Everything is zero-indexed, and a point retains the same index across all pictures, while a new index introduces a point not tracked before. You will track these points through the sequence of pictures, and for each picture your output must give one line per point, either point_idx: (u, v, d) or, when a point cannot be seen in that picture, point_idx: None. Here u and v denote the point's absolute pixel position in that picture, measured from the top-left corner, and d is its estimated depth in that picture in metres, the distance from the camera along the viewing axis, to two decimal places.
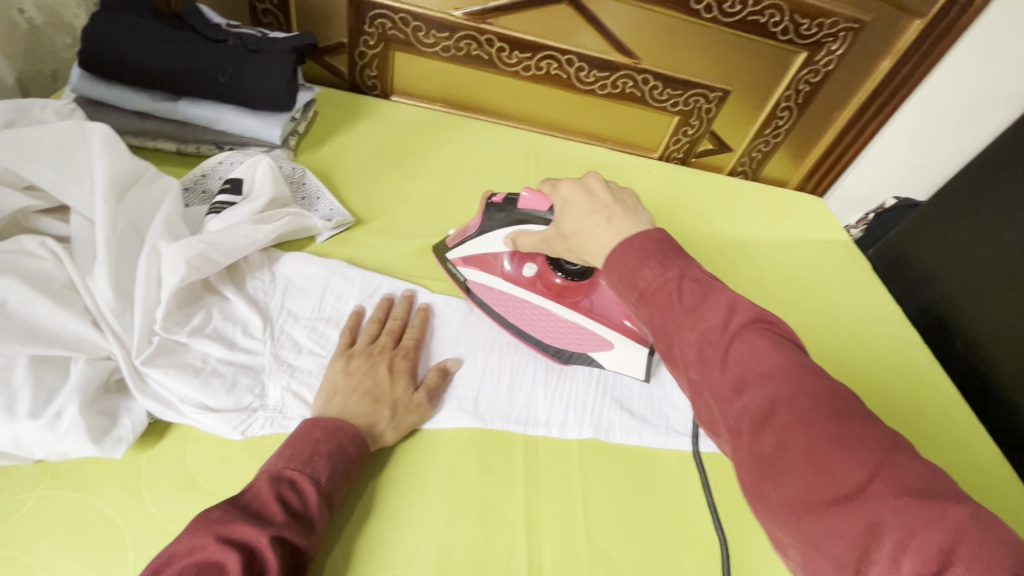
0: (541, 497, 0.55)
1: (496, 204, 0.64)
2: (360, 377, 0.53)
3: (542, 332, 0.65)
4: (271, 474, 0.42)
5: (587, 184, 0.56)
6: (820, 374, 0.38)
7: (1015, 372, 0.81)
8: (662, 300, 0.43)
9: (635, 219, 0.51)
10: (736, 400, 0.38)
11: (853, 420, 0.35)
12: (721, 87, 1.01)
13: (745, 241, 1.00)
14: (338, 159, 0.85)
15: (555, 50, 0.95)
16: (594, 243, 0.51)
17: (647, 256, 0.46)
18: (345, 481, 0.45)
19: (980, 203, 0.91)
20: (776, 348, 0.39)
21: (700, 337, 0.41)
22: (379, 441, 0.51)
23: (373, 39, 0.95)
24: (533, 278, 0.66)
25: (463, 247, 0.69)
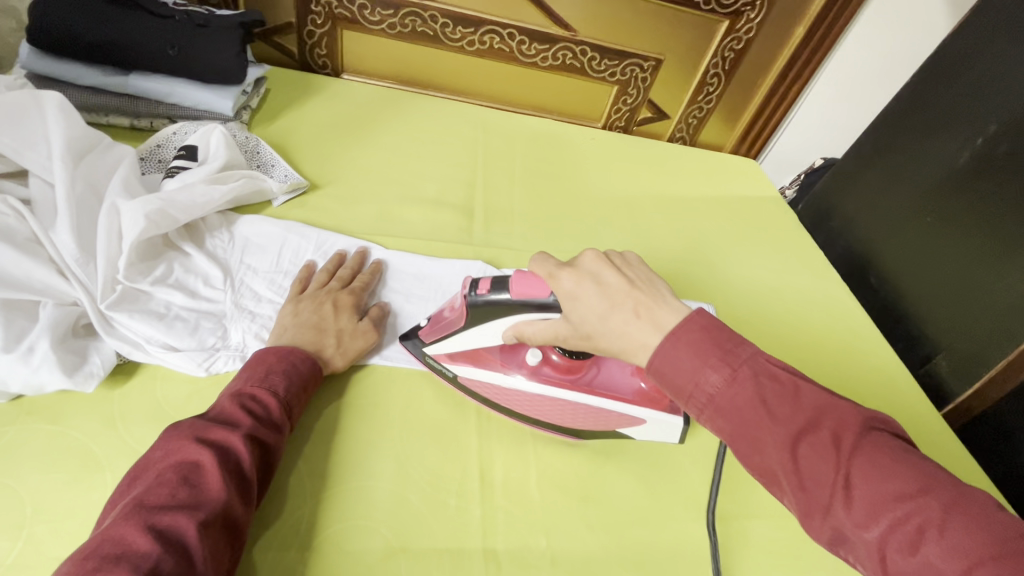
0: (491, 417, 0.60)
1: (482, 295, 0.54)
2: (305, 314, 0.58)
3: (563, 417, 0.59)
4: (234, 391, 0.48)
5: (587, 268, 0.48)
6: (952, 483, 0.36)
7: (918, 299, 0.91)
8: (743, 412, 0.40)
9: (670, 310, 0.45)
10: (873, 527, 0.36)
11: (1004, 533, 0.34)
12: (654, 57, 1.09)
13: (684, 196, 1.07)
14: (291, 132, 0.88)
15: (497, 24, 1.01)
16: (631, 342, 0.45)
17: (710, 359, 0.42)
18: (301, 395, 0.52)
19: (887, 149, 0.99)
20: (892, 458, 0.38)
21: (807, 452, 0.39)
22: (328, 366, 0.56)
23: (320, 18, 0.98)
24: (537, 364, 0.60)
25: (446, 343, 0.59)
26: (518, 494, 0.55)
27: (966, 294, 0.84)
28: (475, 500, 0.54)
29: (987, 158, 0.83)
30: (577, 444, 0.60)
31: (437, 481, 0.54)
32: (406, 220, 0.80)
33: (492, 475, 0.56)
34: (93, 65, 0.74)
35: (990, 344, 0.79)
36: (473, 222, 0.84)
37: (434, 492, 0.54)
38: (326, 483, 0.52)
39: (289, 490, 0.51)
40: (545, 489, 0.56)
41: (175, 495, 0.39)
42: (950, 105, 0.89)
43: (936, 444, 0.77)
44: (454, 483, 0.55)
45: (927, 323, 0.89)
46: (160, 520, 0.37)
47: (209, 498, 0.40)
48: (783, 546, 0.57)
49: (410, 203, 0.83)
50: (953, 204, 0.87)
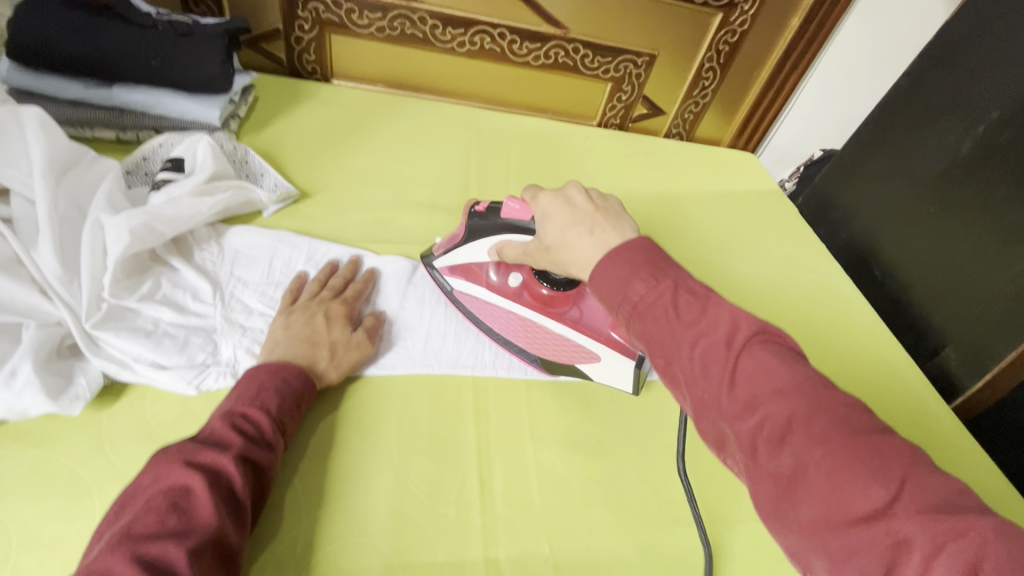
0: (490, 426, 0.59)
1: (480, 212, 0.64)
2: (297, 327, 0.56)
3: (527, 342, 0.64)
4: (225, 411, 0.47)
5: (567, 192, 0.55)
6: (829, 390, 0.37)
7: (925, 290, 0.89)
8: (656, 314, 0.42)
9: (617, 229, 0.49)
10: (748, 418, 0.37)
11: (866, 434, 0.34)
12: (648, 52, 1.07)
13: (683, 192, 1.05)
14: (281, 140, 0.87)
15: (487, 24, 0.99)
16: (578, 255, 0.50)
17: (637, 270, 0.44)
18: (295, 410, 0.50)
19: (891, 138, 0.97)
20: (781, 363, 0.38)
21: (703, 352, 0.40)
22: (322, 380, 0.55)
23: (308, 24, 0.97)
24: (519, 288, 0.66)
25: (451, 255, 0.67)
26: (520, 504, 0.54)
27: (973, 286, 0.82)
28: (475, 512, 0.52)
29: (990, 146, 0.82)
30: (579, 450, 0.58)
31: (436, 494, 0.53)
32: (400, 226, 0.79)
33: (492, 486, 0.55)
34: (76, 78, 0.72)
35: (999, 335, 0.77)
36: None
37: (433, 505, 0.52)
38: (322, 500, 0.51)
39: (283, 510, 0.50)
40: (547, 499, 0.55)
41: (163, 523, 0.37)
42: (950, 93, 0.88)
43: (947, 439, 0.75)
44: (453, 496, 0.53)
45: (934, 315, 0.87)
46: (149, 550, 0.35)
47: (200, 524, 0.38)
48: None
49: (404, 209, 0.82)
50: (957, 194, 0.86)
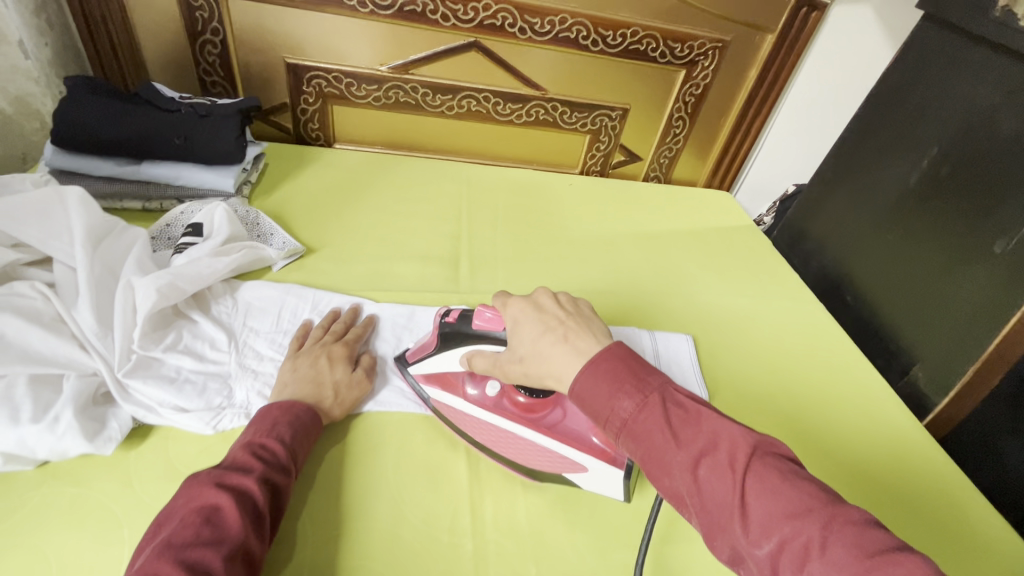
0: (480, 456, 0.64)
1: (451, 322, 0.63)
2: (304, 369, 0.62)
3: (515, 455, 0.62)
4: (244, 442, 0.52)
5: (536, 299, 0.59)
6: (837, 506, 0.41)
7: (892, 312, 0.95)
8: (652, 434, 0.47)
9: (591, 336, 0.54)
10: (764, 545, 0.41)
11: (879, 553, 0.38)
12: (621, 106, 1.17)
13: (662, 230, 1.12)
14: (288, 202, 0.96)
15: (473, 90, 1.10)
16: (556, 365, 0.53)
17: (623, 387, 0.49)
18: (305, 441, 0.56)
19: (845, 173, 1.06)
20: (782, 481, 0.43)
21: (705, 474, 0.44)
22: (326, 416, 0.60)
23: (312, 97, 1.08)
24: (498, 396, 0.63)
25: (423, 363, 0.66)
26: (509, 527, 0.58)
27: (933, 306, 0.87)
28: (467, 537, 0.57)
29: (934, 178, 0.89)
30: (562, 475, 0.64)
31: (431, 519, 0.58)
32: (397, 274, 0.86)
33: (483, 512, 0.59)
34: (109, 157, 0.82)
35: (959, 351, 0.82)
36: (458, 271, 0.90)
37: (429, 529, 0.57)
38: (325, 529, 0.56)
39: (290, 539, 0.54)
40: (534, 521, 0.59)
41: (198, 534, 0.43)
42: (896, 132, 0.96)
43: (921, 455, 0.78)
44: (446, 521, 0.58)
45: (902, 336, 0.92)
46: (188, 558, 0.40)
47: (229, 536, 0.44)
48: None
49: (400, 259, 0.89)
50: (911, 222, 0.92)
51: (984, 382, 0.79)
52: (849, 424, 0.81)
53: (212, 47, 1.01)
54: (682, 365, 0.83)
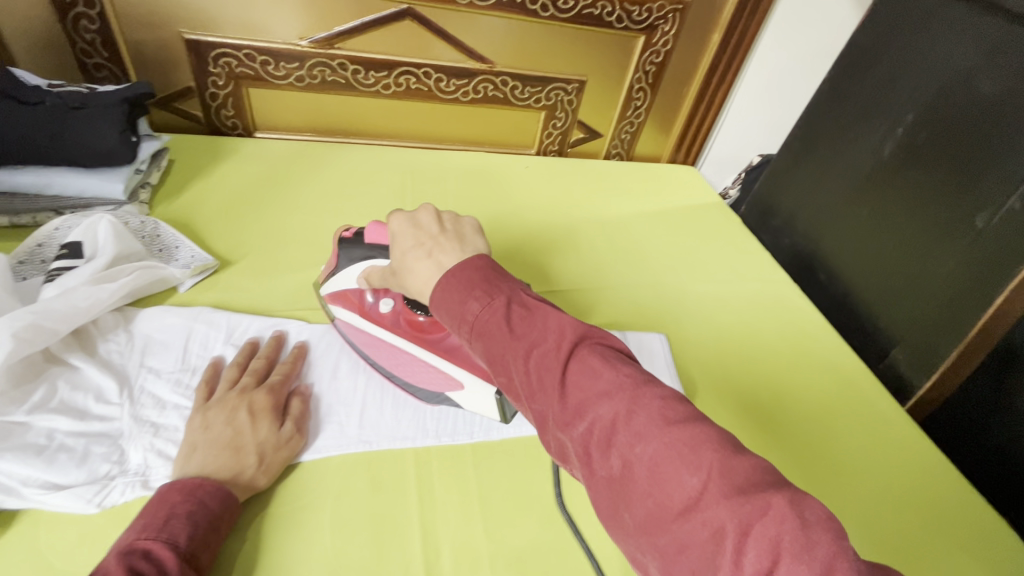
0: (435, 503, 0.55)
1: (350, 238, 0.64)
2: (218, 428, 0.51)
3: (409, 375, 0.62)
4: (122, 549, 0.42)
5: (417, 215, 0.54)
6: (649, 385, 0.38)
7: (868, 290, 0.90)
8: (490, 330, 0.42)
9: (455, 249, 0.50)
10: (577, 425, 0.38)
11: (678, 424, 0.36)
12: (576, 78, 1.07)
13: (627, 213, 1.04)
14: (199, 206, 0.82)
15: (410, 65, 0.97)
16: (419, 279, 0.50)
17: (471, 289, 0.44)
18: (210, 535, 0.45)
19: (816, 142, 0.99)
20: (606, 363, 0.39)
21: (537, 363, 0.40)
22: (251, 488, 0.50)
23: (222, 79, 0.93)
24: (391, 314, 0.62)
25: (331, 281, 0.66)
26: None
27: (910, 285, 0.83)
28: None
29: (909, 148, 0.83)
30: (532, 515, 0.55)
31: None
32: None
33: (439, 571, 0.51)
34: None
35: (940, 332, 0.78)
36: None
37: None
38: None
39: None
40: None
41: None
42: (868, 98, 0.90)
43: (908, 444, 0.74)
44: None
45: (879, 316, 0.88)
46: None
47: None
48: None
49: None
50: (888, 196, 0.87)
51: (965, 364, 0.75)
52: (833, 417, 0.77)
53: (88, 23, 0.84)
54: (657, 366, 0.76)
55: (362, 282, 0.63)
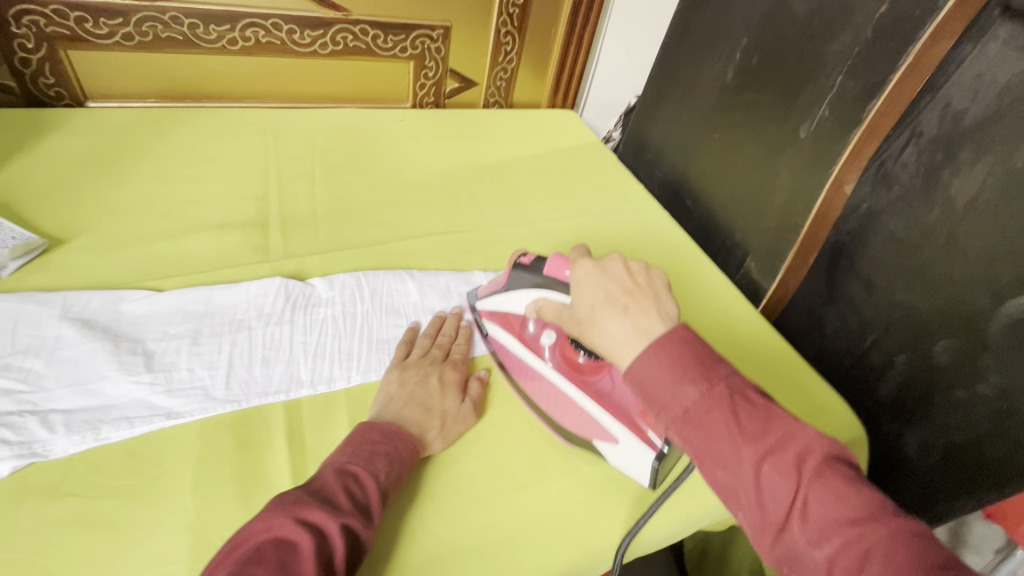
0: (306, 452, 0.54)
1: (526, 265, 0.63)
2: (415, 388, 0.58)
3: (556, 415, 0.61)
4: (339, 467, 0.47)
5: (606, 264, 0.49)
6: (901, 516, 0.35)
7: (724, 208, 0.98)
8: (715, 427, 0.39)
9: (658, 314, 0.44)
10: (821, 547, 0.35)
11: (940, 562, 0.32)
12: (439, 24, 1.05)
13: (506, 158, 1.05)
14: (20, 185, 0.74)
15: (255, 16, 0.90)
16: (608, 338, 0.45)
17: (689, 373, 0.40)
18: (399, 482, 0.50)
19: (674, 74, 1.05)
20: (848, 485, 0.36)
21: (770, 473, 0.37)
22: (429, 450, 0.56)
23: (30, 42, 0.82)
24: (551, 347, 0.63)
25: (492, 299, 0.66)
26: None
27: (756, 199, 0.91)
28: None
29: (746, 71, 0.90)
30: None
31: None
32: (188, 254, 0.71)
33: None
34: None
35: (781, 237, 0.87)
36: (269, 237, 0.76)
37: None
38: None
39: None
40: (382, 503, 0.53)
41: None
42: (711, 26, 0.95)
43: (762, 338, 0.83)
44: None
45: (735, 231, 0.96)
46: None
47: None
48: (629, 485, 0.59)
49: (190, 233, 0.73)
50: (736, 116, 0.93)
51: (803, 262, 0.85)
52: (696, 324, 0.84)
53: None
54: None
55: (529, 311, 0.62)
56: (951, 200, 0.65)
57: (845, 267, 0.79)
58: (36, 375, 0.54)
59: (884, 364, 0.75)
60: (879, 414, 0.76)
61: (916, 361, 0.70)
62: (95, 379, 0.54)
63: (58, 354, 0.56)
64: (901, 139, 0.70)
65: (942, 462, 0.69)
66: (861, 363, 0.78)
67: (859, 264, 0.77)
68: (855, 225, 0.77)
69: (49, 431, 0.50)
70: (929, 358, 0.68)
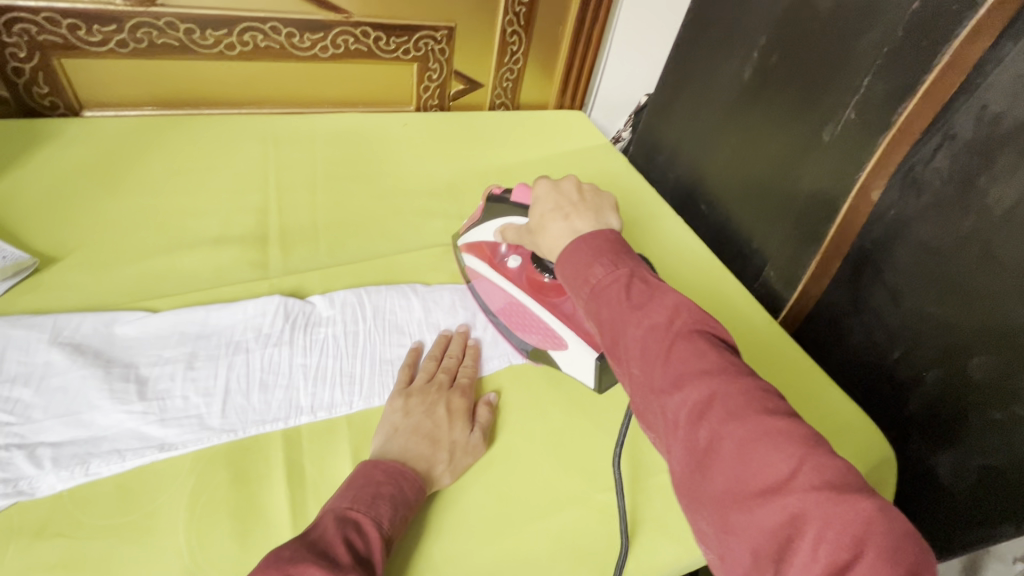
0: (305, 484, 0.52)
1: (496, 196, 0.68)
2: (422, 418, 0.55)
3: (517, 326, 0.67)
4: (338, 513, 0.44)
5: (561, 184, 0.58)
6: (751, 376, 0.38)
7: (741, 213, 0.94)
8: (610, 297, 0.43)
9: (595, 220, 0.53)
10: (673, 395, 0.37)
11: (777, 416, 0.35)
12: (444, 25, 1.01)
13: (512, 162, 1.02)
14: (13, 201, 0.72)
15: (253, 20, 0.87)
16: (551, 239, 0.54)
17: (599, 256, 0.46)
18: (402, 526, 0.48)
19: (688, 74, 1.01)
20: (712, 347, 0.39)
21: (644, 333, 0.40)
22: (436, 485, 0.53)
23: (23, 51, 0.80)
24: (517, 269, 0.69)
25: (469, 234, 0.72)
26: None
27: (775, 204, 0.87)
28: None
29: (765, 70, 0.86)
30: None
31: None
32: (184, 270, 0.68)
33: None
34: None
35: (802, 244, 0.83)
36: (268, 251, 0.73)
37: None
38: None
39: None
40: None
41: None
42: (728, 22, 0.91)
43: (782, 351, 0.80)
44: None
45: (752, 237, 0.92)
46: None
47: None
48: (644, 514, 0.56)
49: (187, 249, 0.71)
50: (754, 117, 0.89)
51: (825, 272, 0.81)
52: None
53: None
54: None
55: (496, 238, 0.68)
56: (988, 209, 0.61)
57: (870, 277, 0.75)
58: (25, 407, 0.51)
59: (913, 380, 0.71)
60: (908, 433, 0.72)
61: (949, 379, 0.66)
62: (85, 409, 0.52)
63: (47, 382, 0.53)
64: (932, 143, 0.66)
65: (977, 485, 0.65)
66: (888, 378, 0.74)
67: (886, 274, 0.73)
68: (881, 234, 0.73)
69: (37, 467, 0.48)
70: (963, 376, 0.64)
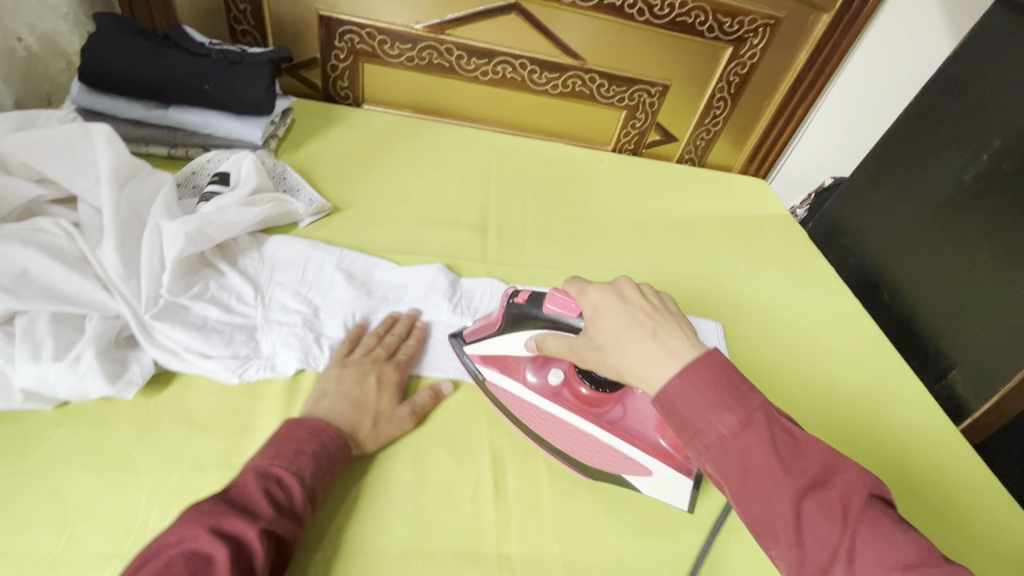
0: (503, 429, 0.63)
1: (519, 304, 0.62)
2: (350, 385, 0.58)
3: (588, 457, 0.61)
4: (258, 469, 0.48)
5: (620, 288, 0.53)
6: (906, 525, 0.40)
7: (934, 310, 0.91)
8: (753, 456, 0.42)
9: (684, 337, 0.48)
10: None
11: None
12: (661, 82, 1.13)
13: (696, 214, 1.08)
14: (314, 160, 0.93)
15: (509, 55, 1.06)
16: (638, 361, 0.48)
17: (722, 398, 0.44)
18: (327, 477, 0.51)
19: (892, 166, 1.00)
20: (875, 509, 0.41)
21: (807, 510, 0.41)
22: (360, 448, 0.55)
23: (342, 53, 1.05)
24: (558, 386, 0.64)
25: (481, 345, 0.65)
26: (531, 503, 0.58)
27: (981, 308, 0.83)
28: (490, 511, 0.57)
29: (994, 176, 0.84)
30: None
31: (453, 487, 0.57)
32: (424, 240, 0.83)
33: (504, 484, 0.59)
34: (136, 100, 0.80)
35: (1009, 354, 0.79)
36: (487, 241, 0.87)
37: (451, 499, 0.57)
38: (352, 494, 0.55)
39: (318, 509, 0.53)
40: (556, 498, 0.59)
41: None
42: (955, 123, 0.90)
43: (954, 458, 0.76)
44: (469, 490, 0.58)
45: (943, 337, 0.88)
46: None
47: None
48: None
49: (428, 224, 0.87)
50: (969, 219, 0.87)
51: None
52: (877, 421, 0.79)
53: None
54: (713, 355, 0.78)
55: (528, 348, 0.62)
56: None
57: None
58: (317, 306, 0.67)
59: None
60: None
61: None
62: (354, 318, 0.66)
63: (331, 294, 0.69)
64: None
65: None
66: None
67: None
68: None
69: (321, 349, 0.62)
70: None
